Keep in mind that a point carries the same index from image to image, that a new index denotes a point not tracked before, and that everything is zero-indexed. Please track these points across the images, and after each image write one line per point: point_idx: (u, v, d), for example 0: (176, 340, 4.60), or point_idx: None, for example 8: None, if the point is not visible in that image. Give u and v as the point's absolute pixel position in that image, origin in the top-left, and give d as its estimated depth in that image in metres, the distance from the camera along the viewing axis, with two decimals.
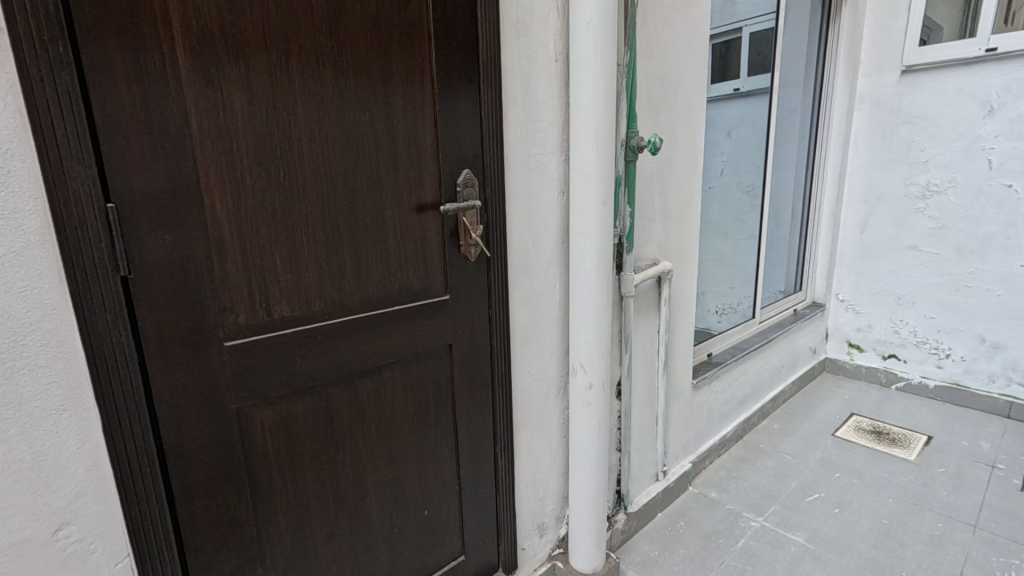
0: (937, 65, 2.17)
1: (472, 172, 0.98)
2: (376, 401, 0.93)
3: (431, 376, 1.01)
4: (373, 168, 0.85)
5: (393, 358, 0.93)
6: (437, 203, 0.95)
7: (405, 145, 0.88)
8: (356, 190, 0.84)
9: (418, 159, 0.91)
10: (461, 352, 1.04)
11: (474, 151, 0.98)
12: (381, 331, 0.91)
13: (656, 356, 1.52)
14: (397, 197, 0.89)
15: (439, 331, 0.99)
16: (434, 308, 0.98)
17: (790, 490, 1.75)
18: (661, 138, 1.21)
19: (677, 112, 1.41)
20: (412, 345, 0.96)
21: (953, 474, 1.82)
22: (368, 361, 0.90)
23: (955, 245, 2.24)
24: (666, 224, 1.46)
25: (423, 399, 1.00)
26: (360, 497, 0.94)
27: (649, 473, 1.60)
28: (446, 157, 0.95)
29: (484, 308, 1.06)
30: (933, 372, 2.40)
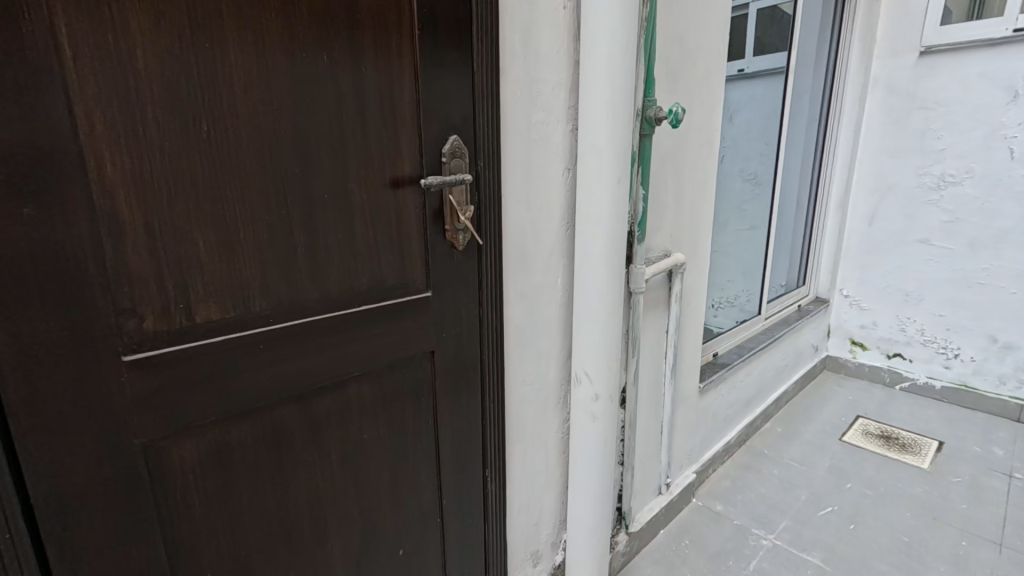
0: (957, 47, 2.02)
1: (460, 138, 0.79)
2: (341, 422, 0.74)
3: (408, 390, 0.82)
4: (335, 127, 0.66)
5: (361, 371, 0.75)
6: (417, 176, 0.76)
7: (376, 101, 0.69)
8: (311, 154, 0.64)
9: (393, 117, 0.71)
10: (446, 361, 0.86)
11: (464, 113, 0.79)
12: (345, 336, 0.72)
13: (663, 357, 1.36)
14: (366, 168, 0.70)
15: (421, 335, 0.81)
16: (413, 308, 0.79)
17: (801, 503, 1.61)
18: (683, 108, 1.03)
19: (695, 81, 1.23)
20: (387, 352, 0.77)
21: (969, 484, 1.70)
22: (328, 376, 0.71)
23: (968, 240, 2.12)
24: (679, 210, 1.29)
25: (400, 417, 0.82)
26: (320, 539, 0.76)
27: (651, 486, 1.45)
28: (430, 119, 0.75)
29: (473, 307, 0.88)
30: (940, 373, 2.29)
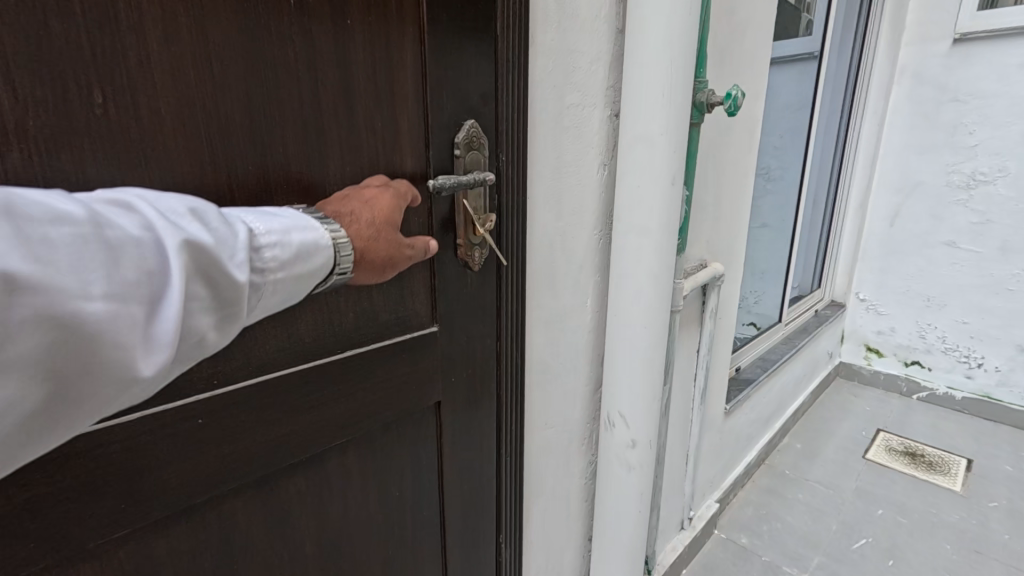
0: (996, 34, 1.86)
1: (478, 123, 0.60)
2: (318, 507, 0.55)
3: (410, 452, 0.63)
4: (308, 105, 0.46)
5: (347, 437, 0.56)
6: (424, 175, 0.57)
7: (366, 70, 0.49)
8: (271, 145, 0.45)
9: (390, 96, 0.52)
10: (455, 412, 0.67)
11: (483, 91, 0.60)
12: (324, 394, 0.53)
13: (693, 380, 1.19)
14: (353, 164, 0.50)
15: (427, 382, 0.63)
16: (415, 347, 0.60)
17: (832, 534, 1.47)
18: (743, 92, 0.84)
19: (742, 62, 1.05)
20: (381, 409, 0.58)
21: (1008, 510, 1.58)
22: (301, 450, 0.52)
23: (999, 243, 1.98)
24: (718, 214, 1.11)
25: (398, 490, 0.63)
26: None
27: (675, 521, 1.30)
28: (440, 97, 0.56)
29: (490, 340, 0.69)
30: (961, 382, 2.18)
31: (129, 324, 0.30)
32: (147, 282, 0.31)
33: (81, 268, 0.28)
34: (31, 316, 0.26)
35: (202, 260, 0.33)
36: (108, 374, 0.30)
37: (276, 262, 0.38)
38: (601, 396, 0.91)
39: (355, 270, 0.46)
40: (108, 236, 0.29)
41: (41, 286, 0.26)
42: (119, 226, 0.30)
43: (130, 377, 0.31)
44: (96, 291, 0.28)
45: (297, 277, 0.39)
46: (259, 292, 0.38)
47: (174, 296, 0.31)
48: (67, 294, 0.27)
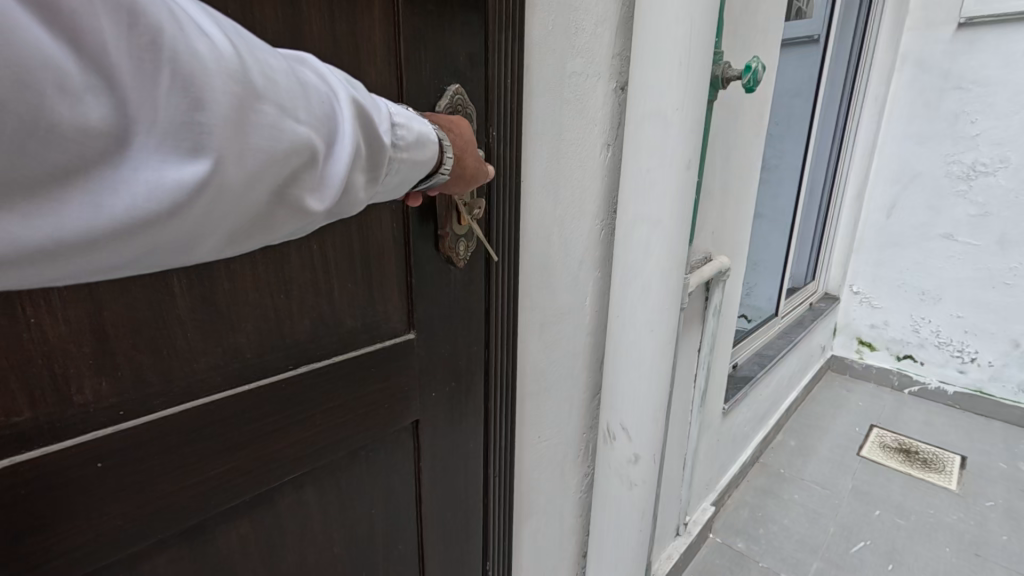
0: (1002, 18, 1.80)
1: (464, 88, 0.50)
2: (268, 556, 0.46)
3: (382, 480, 0.54)
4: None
5: (305, 469, 0.47)
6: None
7: (320, 14, 0.38)
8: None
9: (353, 50, 0.41)
10: (439, 431, 0.58)
11: (469, 49, 0.49)
12: (273, 421, 0.43)
13: (693, 382, 1.12)
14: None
15: (404, 399, 0.53)
16: (387, 359, 0.51)
17: (830, 537, 1.42)
18: (764, 64, 0.73)
19: (756, 35, 0.95)
20: (346, 435, 0.49)
21: (1004, 510, 1.55)
22: (244, 490, 0.42)
23: (998, 236, 1.93)
24: (724, 204, 1.02)
25: (370, 524, 0.54)
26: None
27: (671, 528, 1.23)
28: (417, 55, 0.45)
29: (477, 347, 0.60)
30: (953, 377, 2.15)
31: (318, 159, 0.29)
32: (330, 123, 0.30)
33: (295, 92, 0.27)
34: (262, 123, 0.25)
35: (365, 120, 0.32)
36: (292, 205, 0.29)
37: (408, 144, 0.36)
38: (599, 404, 0.82)
39: (450, 180, 0.44)
40: (301, 71, 0.29)
41: (271, 100, 0.26)
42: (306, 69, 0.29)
43: (305, 212, 0.30)
44: (301, 116, 0.28)
45: (415, 164, 0.38)
46: (392, 172, 0.36)
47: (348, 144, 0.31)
48: (283, 112, 0.26)
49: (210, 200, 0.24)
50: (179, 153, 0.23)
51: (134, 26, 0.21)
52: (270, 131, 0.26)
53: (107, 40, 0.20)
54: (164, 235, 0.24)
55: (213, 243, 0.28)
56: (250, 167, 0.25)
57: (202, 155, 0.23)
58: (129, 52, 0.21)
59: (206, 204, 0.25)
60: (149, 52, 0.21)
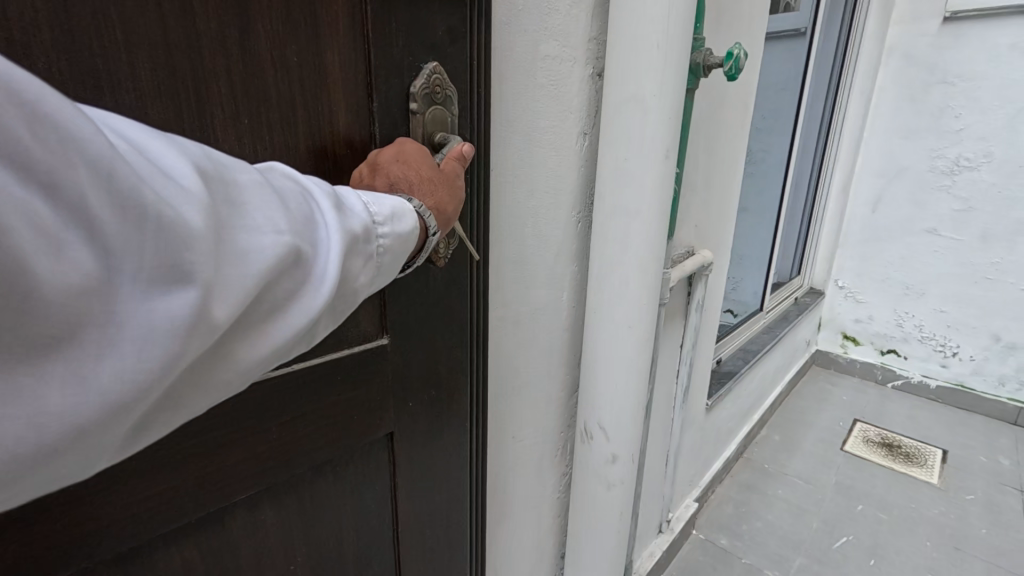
0: (988, 13, 1.79)
1: (443, 67, 0.47)
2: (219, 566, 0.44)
3: (350, 492, 0.52)
4: (173, 24, 0.32)
5: (261, 487, 0.44)
6: (365, 138, 0.44)
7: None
8: (109, 78, 0.31)
9: (311, 21, 0.38)
10: (415, 445, 0.56)
11: (448, 22, 0.46)
12: (223, 435, 0.40)
13: (675, 378, 1.10)
14: (253, 116, 0.37)
15: (374, 410, 0.51)
16: (359, 365, 0.48)
17: (813, 532, 1.41)
18: (746, 51, 0.71)
19: (740, 23, 0.93)
20: (309, 450, 0.46)
21: (984, 503, 1.56)
22: (193, 508, 0.40)
23: (980, 231, 1.96)
24: (707, 196, 1.00)
25: (338, 540, 0.52)
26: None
27: (653, 525, 1.21)
28: (385, 32, 0.42)
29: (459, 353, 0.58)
30: (935, 371, 2.17)
31: (303, 265, 0.30)
32: (315, 229, 0.31)
33: (272, 205, 0.28)
34: (240, 244, 0.26)
35: (347, 216, 0.34)
36: (288, 317, 0.29)
37: (397, 225, 0.37)
38: (577, 401, 0.80)
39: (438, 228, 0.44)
40: (276, 183, 0.30)
41: (248, 220, 0.27)
42: (279, 183, 0.31)
43: (306, 322, 0.30)
44: (283, 227, 0.28)
45: (403, 244, 0.38)
46: (386, 257, 0.37)
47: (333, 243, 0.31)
48: (263, 229, 0.27)
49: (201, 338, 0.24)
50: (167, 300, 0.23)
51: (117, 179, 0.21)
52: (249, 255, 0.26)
53: (87, 192, 0.20)
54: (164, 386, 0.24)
55: (210, 375, 0.27)
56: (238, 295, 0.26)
57: (187, 293, 0.23)
58: (108, 201, 0.21)
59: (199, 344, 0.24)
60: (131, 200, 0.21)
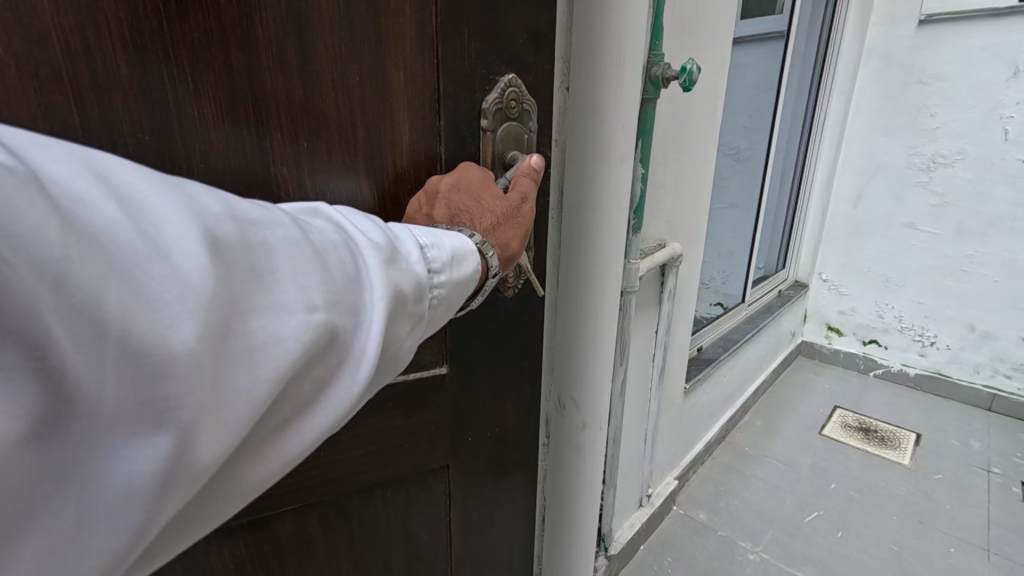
0: (960, 16, 1.87)
1: (519, 80, 0.58)
2: (269, 551, 0.56)
3: (396, 506, 0.65)
4: (236, 59, 0.41)
5: (314, 501, 0.58)
6: (430, 154, 0.55)
7: (329, 14, 0.44)
8: (179, 104, 0.40)
9: (373, 46, 0.48)
10: (472, 473, 0.71)
11: (532, 28, 0.58)
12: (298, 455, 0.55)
13: (651, 361, 1.19)
14: (310, 137, 0.47)
15: (426, 443, 0.64)
16: (413, 397, 0.61)
17: (787, 509, 1.51)
18: (699, 66, 0.79)
19: (704, 38, 1.02)
20: (361, 470, 0.60)
21: (952, 482, 1.65)
22: (264, 508, 0.54)
23: (956, 226, 2.04)
24: (678, 194, 1.10)
25: (385, 543, 0.65)
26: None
27: (633, 500, 1.31)
28: (457, 54, 0.53)
29: (517, 380, 0.72)
30: (915, 361, 2.26)
31: (333, 332, 0.32)
32: (353, 291, 0.34)
33: (297, 289, 0.31)
34: (256, 341, 0.28)
35: (390, 269, 0.37)
36: (326, 390, 0.33)
37: (440, 262, 0.43)
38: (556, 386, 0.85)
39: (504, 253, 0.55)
40: (313, 244, 0.33)
41: (270, 308, 0.29)
42: (319, 243, 0.34)
43: (345, 393, 0.34)
44: (315, 303, 0.31)
45: (461, 283, 0.45)
46: (443, 301, 0.44)
47: (367, 306, 0.35)
48: (288, 313, 0.30)
49: (211, 450, 0.26)
50: (163, 420, 0.25)
51: (95, 294, 0.22)
52: (271, 338, 0.29)
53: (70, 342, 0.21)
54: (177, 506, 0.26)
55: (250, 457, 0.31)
56: (251, 394, 0.28)
57: (175, 425, 0.25)
58: (99, 343, 0.22)
59: (200, 471, 0.26)
60: (124, 316, 0.23)
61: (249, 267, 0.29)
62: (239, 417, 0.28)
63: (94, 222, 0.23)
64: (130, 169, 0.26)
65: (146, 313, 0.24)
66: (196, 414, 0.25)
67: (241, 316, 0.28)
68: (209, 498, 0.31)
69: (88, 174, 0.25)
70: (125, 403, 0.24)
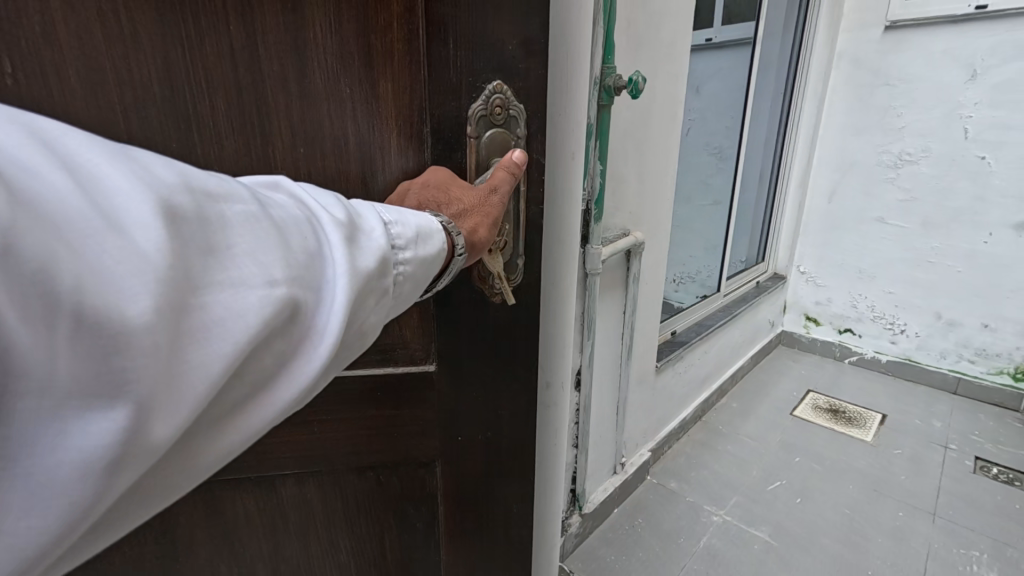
0: (922, 22, 2.00)
1: (507, 84, 0.53)
2: (275, 505, 0.68)
3: (390, 491, 0.72)
4: (243, 78, 0.48)
5: (315, 468, 0.68)
6: (423, 158, 0.55)
7: (324, 30, 0.49)
8: (199, 118, 0.48)
9: (365, 63, 0.51)
10: (467, 474, 0.72)
11: (524, 33, 0.52)
12: (308, 426, 0.66)
13: (619, 339, 1.32)
14: (307, 144, 0.52)
15: (418, 436, 0.69)
16: (408, 389, 0.67)
17: (752, 478, 1.64)
18: (645, 77, 0.93)
19: (660, 49, 1.15)
20: (356, 450, 0.68)
21: (909, 456, 1.78)
22: (281, 464, 0.67)
23: (922, 219, 2.16)
24: (640, 189, 1.23)
25: (379, 521, 0.73)
26: (240, 566, 0.70)
27: (606, 466, 1.44)
28: (444, 65, 0.52)
29: (512, 391, 0.70)
30: (886, 348, 2.38)
31: (295, 306, 0.33)
32: (315, 267, 0.35)
33: (257, 264, 0.31)
34: (214, 316, 0.29)
35: (353, 247, 0.38)
36: (290, 365, 0.34)
37: (402, 238, 0.43)
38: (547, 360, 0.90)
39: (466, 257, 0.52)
40: (274, 215, 0.34)
41: (227, 282, 0.30)
42: (280, 215, 0.34)
43: (309, 368, 0.34)
44: (276, 277, 0.32)
45: (428, 261, 0.45)
46: (406, 280, 0.43)
47: (330, 282, 0.35)
48: (248, 288, 0.30)
49: (164, 428, 0.27)
50: (116, 394, 0.25)
51: (45, 266, 0.23)
52: (229, 312, 0.29)
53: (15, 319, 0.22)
54: (131, 478, 0.28)
55: (216, 430, 0.32)
56: (207, 370, 0.28)
57: (125, 402, 0.26)
58: (49, 318, 0.23)
59: (157, 448, 0.27)
60: (77, 288, 0.24)
61: (203, 240, 0.30)
62: (194, 393, 0.28)
63: (42, 192, 0.24)
64: (83, 140, 0.27)
65: (97, 284, 0.24)
66: (151, 391, 0.26)
67: (197, 290, 0.29)
68: (172, 470, 0.32)
69: (31, 138, 0.26)
70: (75, 376, 0.24)
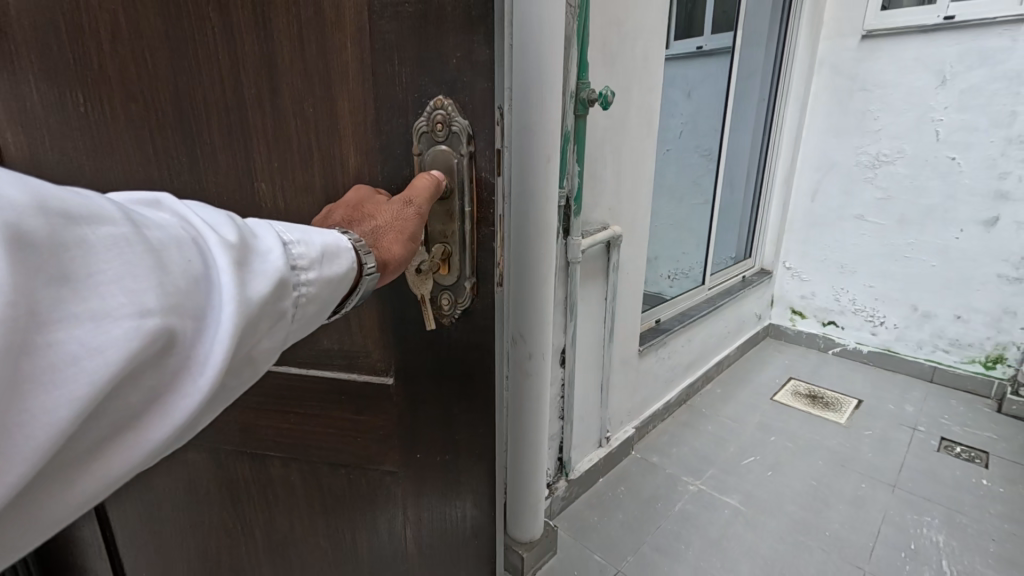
0: (895, 32, 2.13)
1: (450, 99, 0.52)
2: (267, 482, 0.74)
3: (359, 492, 0.73)
4: (231, 105, 0.57)
5: (295, 458, 0.72)
6: (377, 171, 0.57)
7: (292, 57, 0.54)
8: (201, 137, 0.59)
9: (325, 84, 0.55)
10: (427, 487, 0.70)
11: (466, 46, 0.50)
12: (290, 418, 0.71)
13: (601, 323, 1.47)
14: (280, 163, 0.59)
15: (381, 441, 0.70)
16: (372, 395, 0.69)
17: (728, 454, 1.78)
18: (615, 92, 1.10)
19: (633, 64, 1.30)
20: (328, 447, 0.71)
21: (878, 436, 1.91)
22: (272, 447, 0.73)
23: (898, 216, 2.28)
24: (618, 189, 1.38)
25: (349, 519, 0.74)
26: (243, 527, 0.77)
27: (591, 438, 1.60)
28: (387, 79, 0.53)
29: (466, 414, 0.66)
30: (868, 339, 2.50)
31: (167, 336, 0.32)
32: (196, 293, 0.34)
33: (119, 298, 0.30)
34: (65, 354, 0.28)
35: (241, 271, 0.37)
36: (167, 396, 0.33)
37: (305, 260, 0.42)
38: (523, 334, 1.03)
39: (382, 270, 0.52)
40: (148, 237, 0.32)
41: (86, 316, 0.29)
42: (156, 236, 0.33)
43: (187, 399, 0.34)
44: (145, 308, 0.31)
45: (333, 281, 0.45)
46: (309, 299, 0.43)
47: (211, 309, 0.35)
48: (106, 322, 0.29)
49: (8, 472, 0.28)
50: None
51: None
52: (85, 349, 0.28)
53: None
54: None
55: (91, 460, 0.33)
56: (55, 412, 0.28)
57: None
58: None
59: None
60: None
61: (57, 272, 0.28)
62: (42, 430, 0.28)
63: None
64: None
65: None
66: None
67: (47, 327, 0.28)
68: (42, 497, 0.32)
69: None
70: None
